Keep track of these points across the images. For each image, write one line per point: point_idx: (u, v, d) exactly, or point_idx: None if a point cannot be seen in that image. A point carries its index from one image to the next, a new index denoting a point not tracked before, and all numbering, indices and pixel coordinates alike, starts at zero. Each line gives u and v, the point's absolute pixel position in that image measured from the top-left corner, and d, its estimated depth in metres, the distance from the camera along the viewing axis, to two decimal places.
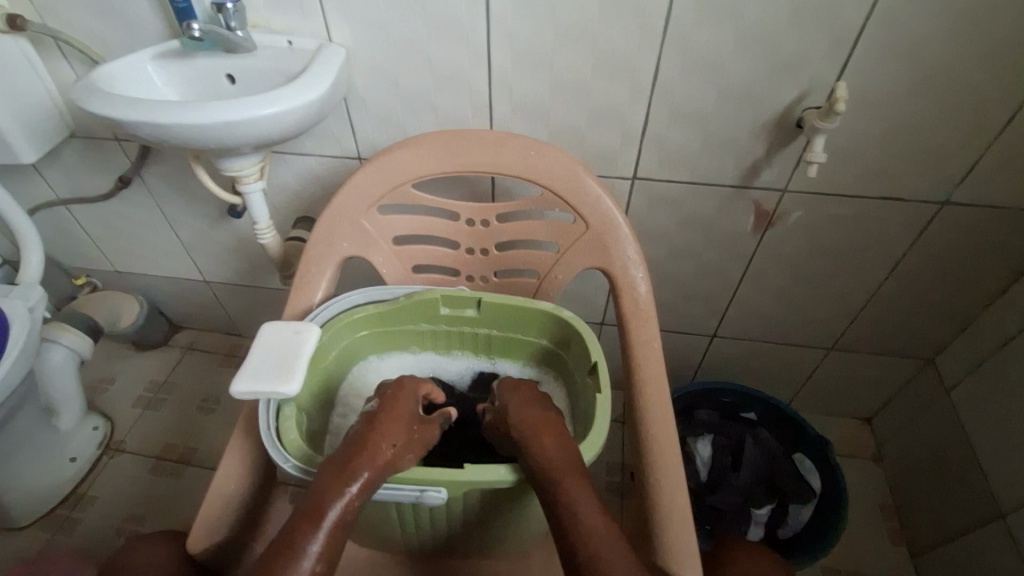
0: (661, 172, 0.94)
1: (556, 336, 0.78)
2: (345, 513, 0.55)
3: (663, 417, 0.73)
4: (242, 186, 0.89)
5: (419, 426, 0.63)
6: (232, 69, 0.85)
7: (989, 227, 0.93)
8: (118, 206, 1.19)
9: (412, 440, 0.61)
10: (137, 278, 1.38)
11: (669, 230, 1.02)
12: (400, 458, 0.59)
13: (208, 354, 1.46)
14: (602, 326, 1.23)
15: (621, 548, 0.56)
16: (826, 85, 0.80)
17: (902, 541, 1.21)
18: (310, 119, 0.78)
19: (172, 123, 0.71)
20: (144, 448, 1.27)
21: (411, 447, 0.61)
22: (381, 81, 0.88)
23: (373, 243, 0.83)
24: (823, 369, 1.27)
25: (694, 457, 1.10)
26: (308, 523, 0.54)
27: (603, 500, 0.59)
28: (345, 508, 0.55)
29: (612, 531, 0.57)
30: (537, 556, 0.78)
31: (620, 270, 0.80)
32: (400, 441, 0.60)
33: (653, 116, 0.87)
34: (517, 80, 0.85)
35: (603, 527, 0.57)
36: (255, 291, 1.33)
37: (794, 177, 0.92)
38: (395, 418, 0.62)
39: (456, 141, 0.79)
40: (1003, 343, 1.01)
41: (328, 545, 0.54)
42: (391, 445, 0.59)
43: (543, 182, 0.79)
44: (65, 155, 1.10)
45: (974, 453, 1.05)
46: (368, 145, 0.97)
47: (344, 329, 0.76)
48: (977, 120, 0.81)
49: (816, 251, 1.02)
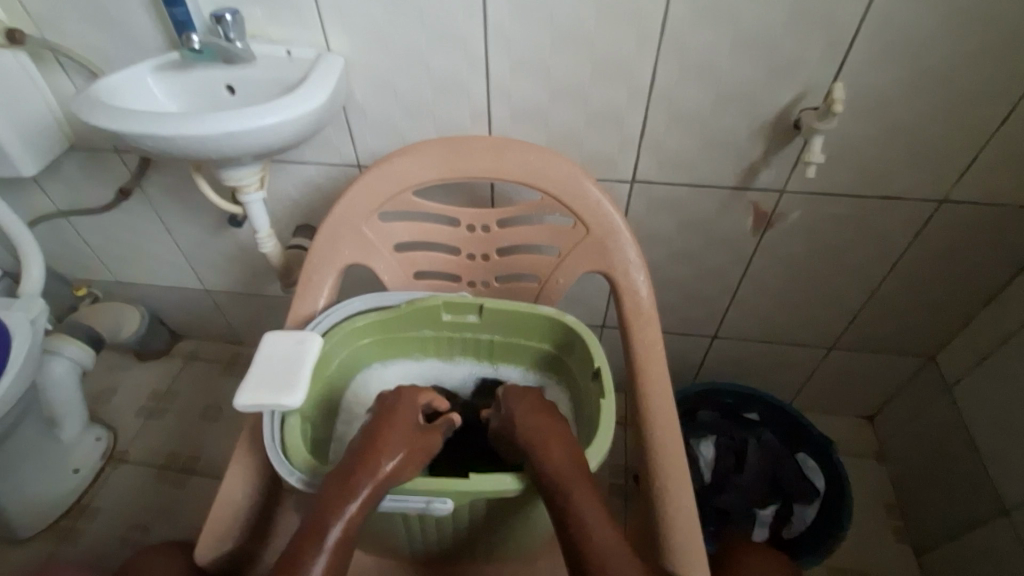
0: (661, 176, 0.94)
1: (558, 340, 0.79)
2: (347, 529, 0.55)
3: (668, 422, 0.73)
4: (243, 196, 0.89)
5: (421, 437, 0.62)
6: (231, 79, 0.85)
7: (989, 223, 0.94)
8: (119, 216, 1.19)
9: (413, 452, 0.60)
10: (138, 288, 1.38)
11: (669, 233, 1.03)
12: (401, 470, 0.59)
13: (210, 363, 1.46)
14: (603, 329, 1.23)
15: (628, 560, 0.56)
16: (824, 85, 0.80)
17: (906, 539, 1.21)
18: (310, 129, 0.79)
19: (172, 134, 0.71)
20: (147, 457, 1.28)
21: (413, 460, 0.60)
22: (379, 89, 0.89)
23: (374, 250, 0.83)
24: (825, 369, 1.27)
25: (697, 459, 1.08)
26: (312, 539, 0.54)
27: (609, 509, 0.59)
28: (348, 522, 0.55)
29: (620, 543, 0.57)
30: (543, 559, 0.79)
31: (621, 273, 0.81)
32: (401, 453, 0.59)
33: (651, 119, 0.87)
34: (515, 86, 0.86)
35: (611, 537, 0.57)
36: (256, 299, 1.33)
37: (792, 177, 0.92)
38: (394, 430, 0.61)
39: (456, 147, 0.79)
40: (1005, 338, 1.02)
41: (332, 563, 0.54)
42: (392, 459, 0.58)
43: (544, 186, 0.79)
44: (65, 167, 1.11)
45: (977, 448, 1.06)
46: (367, 153, 0.98)
47: (347, 337, 0.76)
48: (974, 118, 0.81)
49: (815, 252, 1.03)
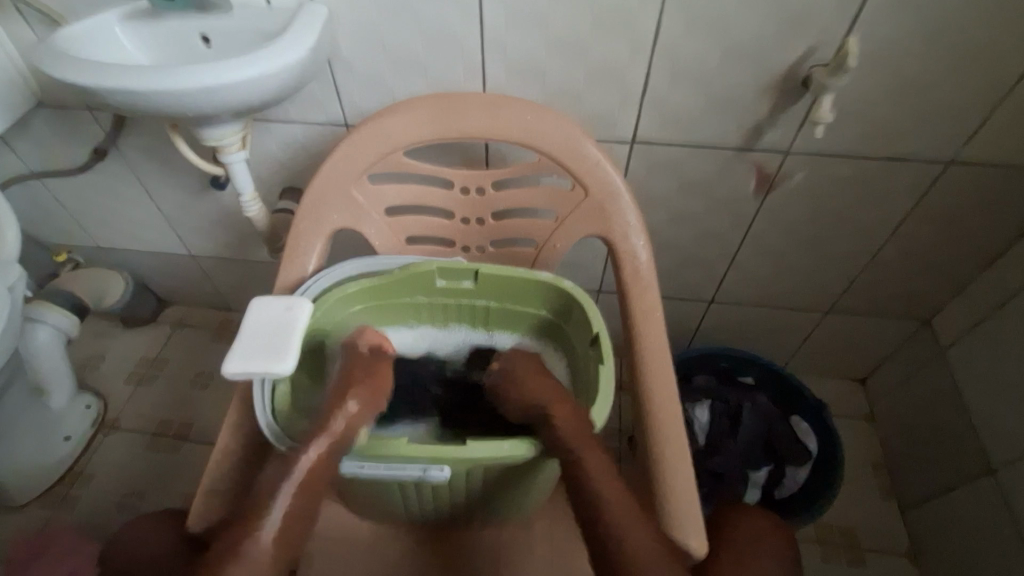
0: (662, 135, 0.90)
1: (555, 307, 0.77)
2: (308, 474, 0.56)
3: (666, 386, 0.72)
4: (224, 156, 0.84)
5: (377, 382, 0.65)
6: (206, 29, 0.79)
7: (995, 185, 0.91)
8: (95, 178, 1.14)
9: (371, 400, 0.63)
10: (121, 253, 1.33)
11: (669, 195, 1.00)
12: (360, 415, 0.61)
13: (199, 329, 1.43)
14: (599, 294, 1.22)
15: (631, 512, 0.57)
16: (836, 39, 0.76)
17: (892, 496, 1.24)
18: (292, 83, 0.74)
19: (143, 89, 0.67)
20: (139, 425, 1.27)
21: (368, 405, 0.62)
22: (366, 41, 0.83)
23: (364, 215, 0.80)
24: (819, 332, 1.27)
25: (692, 423, 1.07)
26: (272, 487, 0.55)
27: (612, 462, 0.60)
28: (311, 469, 0.57)
29: (624, 497, 0.57)
30: (538, 525, 0.78)
31: (620, 237, 0.78)
32: (353, 399, 0.61)
33: (654, 75, 0.83)
34: (511, 38, 0.81)
35: (620, 498, 0.58)
36: (244, 264, 1.29)
37: (798, 138, 0.89)
38: (346, 378, 0.64)
39: (450, 105, 0.75)
40: (1003, 302, 1.02)
41: (291, 513, 0.55)
42: (346, 405, 0.60)
43: (542, 147, 0.76)
44: (35, 125, 1.05)
45: (967, 409, 1.07)
46: (355, 111, 0.93)
47: (339, 304, 0.74)
48: (988, 75, 0.78)
49: (816, 214, 1.01)
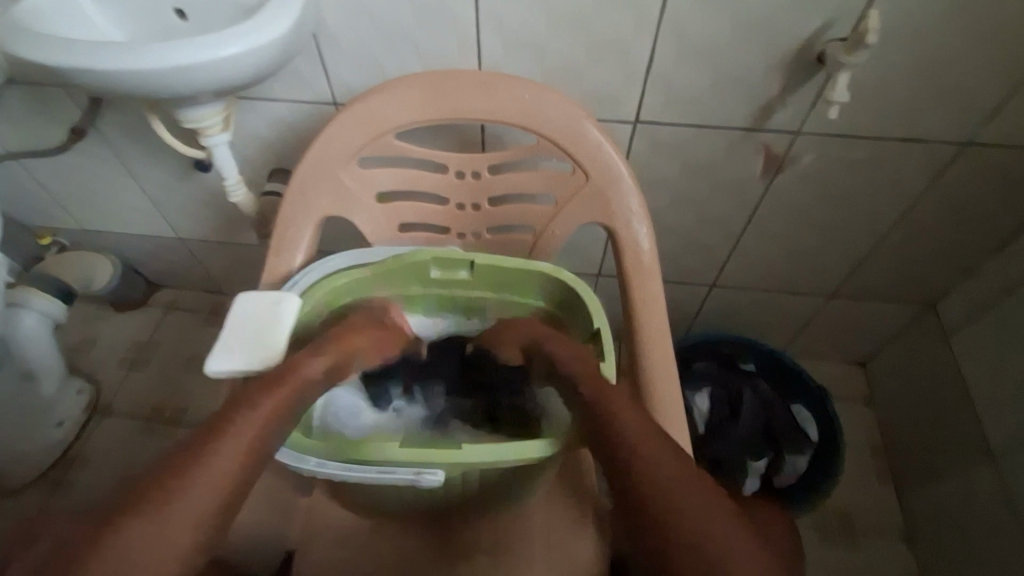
0: (666, 115, 0.86)
1: (555, 298, 0.74)
2: (276, 402, 0.57)
3: (669, 381, 0.70)
4: (205, 138, 0.80)
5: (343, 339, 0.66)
6: (181, 2, 0.74)
7: (1012, 166, 0.88)
8: (75, 158, 1.09)
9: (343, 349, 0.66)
10: (107, 236, 1.29)
11: (673, 177, 0.96)
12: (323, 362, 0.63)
13: (190, 312, 1.40)
14: (599, 278, 1.19)
15: (657, 436, 0.55)
16: (853, 13, 0.72)
17: (889, 480, 1.24)
18: (275, 61, 0.69)
19: (113, 70, 0.62)
20: (133, 410, 1.25)
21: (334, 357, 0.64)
22: (353, 13, 0.78)
23: (354, 201, 0.76)
24: (823, 315, 1.25)
25: (691, 410, 1.05)
26: (225, 423, 0.54)
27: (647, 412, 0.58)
28: (267, 419, 0.56)
29: (650, 428, 0.56)
30: (538, 515, 0.75)
31: (622, 224, 0.75)
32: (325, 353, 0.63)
33: (659, 51, 0.78)
34: (508, 11, 0.76)
35: (649, 438, 0.54)
36: (233, 247, 1.25)
37: (809, 118, 0.85)
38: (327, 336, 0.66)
39: (443, 84, 0.71)
40: (1012, 288, 0.99)
41: (242, 459, 0.53)
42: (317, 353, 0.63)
43: (541, 129, 0.72)
44: (8, 103, 1.00)
45: (969, 394, 1.06)
46: (343, 88, 0.88)
47: (329, 297, 0.71)
48: (1013, 52, 0.74)
49: (825, 197, 0.97)
